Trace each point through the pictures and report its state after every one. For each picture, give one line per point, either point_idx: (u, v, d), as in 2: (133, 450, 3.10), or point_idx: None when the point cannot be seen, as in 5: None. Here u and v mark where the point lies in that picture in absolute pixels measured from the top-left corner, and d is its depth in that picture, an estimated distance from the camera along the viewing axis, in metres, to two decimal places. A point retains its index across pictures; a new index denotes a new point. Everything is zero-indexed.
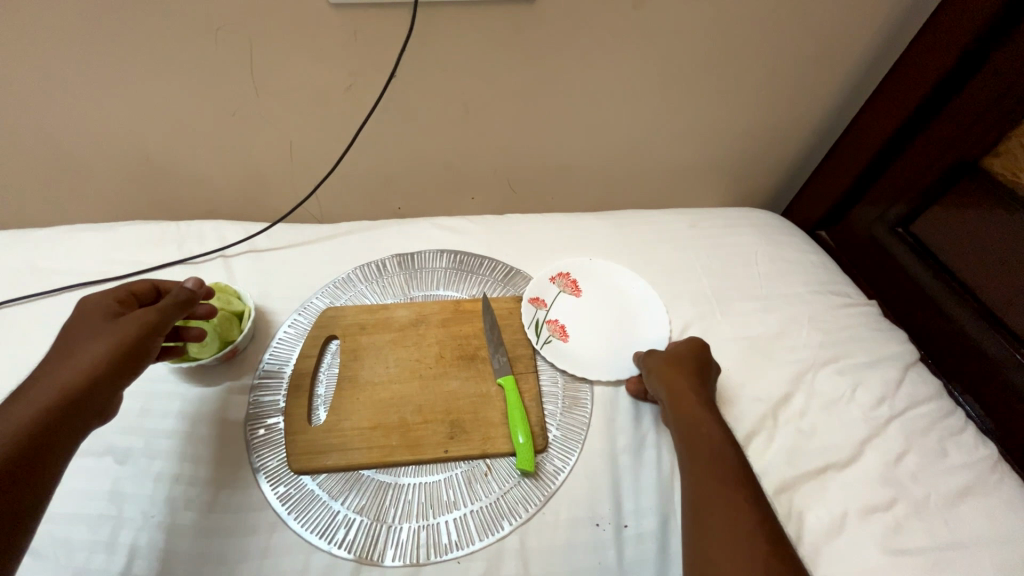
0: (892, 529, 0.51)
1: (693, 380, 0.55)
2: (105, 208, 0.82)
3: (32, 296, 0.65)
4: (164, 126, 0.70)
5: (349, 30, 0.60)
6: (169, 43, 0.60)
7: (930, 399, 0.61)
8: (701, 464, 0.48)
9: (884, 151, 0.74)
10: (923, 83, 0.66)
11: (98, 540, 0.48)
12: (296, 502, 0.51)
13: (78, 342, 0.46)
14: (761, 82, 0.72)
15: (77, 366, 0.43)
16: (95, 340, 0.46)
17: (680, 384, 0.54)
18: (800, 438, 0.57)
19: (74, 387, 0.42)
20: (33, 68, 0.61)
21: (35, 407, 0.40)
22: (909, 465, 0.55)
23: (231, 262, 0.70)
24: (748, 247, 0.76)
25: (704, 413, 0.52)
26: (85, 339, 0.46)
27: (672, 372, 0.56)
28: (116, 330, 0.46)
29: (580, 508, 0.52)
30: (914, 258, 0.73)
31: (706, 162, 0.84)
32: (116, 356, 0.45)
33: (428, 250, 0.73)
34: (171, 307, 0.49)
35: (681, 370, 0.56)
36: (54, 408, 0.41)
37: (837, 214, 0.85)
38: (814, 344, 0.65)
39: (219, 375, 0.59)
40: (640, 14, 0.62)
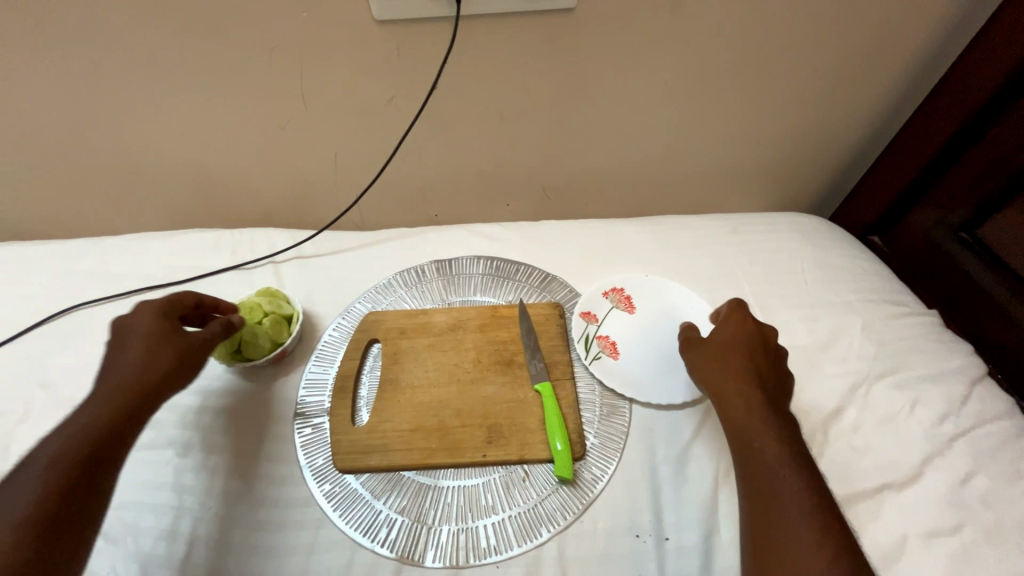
0: (959, 556, 0.47)
1: (743, 354, 0.52)
2: (166, 217, 0.88)
3: (105, 299, 0.70)
4: (221, 140, 0.74)
5: (393, 45, 0.62)
6: (229, 64, 0.64)
7: (1001, 417, 0.57)
8: (756, 458, 0.44)
9: (944, 150, 0.69)
10: (990, 79, 0.62)
11: (161, 528, 0.51)
12: (341, 500, 0.53)
13: (134, 349, 0.50)
14: (807, 84, 0.70)
15: (136, 376, 0.48)
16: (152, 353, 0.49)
17: (726, 359, 0.52)
18: (853, 455, 0.54)
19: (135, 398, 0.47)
20: (109, 89, 0.66)
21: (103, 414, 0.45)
22: (978, 488, 0.51)
23: (280, 268, 0.74)
24: (793, 253, 0.73)
25: (753, 388, 0.49)
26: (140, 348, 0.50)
27: (718, 347, 0.53)
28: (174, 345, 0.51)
29: (619, 519, 0.51)
30: (979, 265, 0.68)
31: (748, 165, 0.82)
32: (173, 371, 0.49)
33: (465, 257, 0.75)
34: (219, 329, 0.54)
35: (727, 344, 0.53)
36: (120, 415, 0.45)
37: (891, 218, 0.80)
38: (867, 355, 0.62)
39: (269, 375, 0.62)
40: (680, 18, 0.61)
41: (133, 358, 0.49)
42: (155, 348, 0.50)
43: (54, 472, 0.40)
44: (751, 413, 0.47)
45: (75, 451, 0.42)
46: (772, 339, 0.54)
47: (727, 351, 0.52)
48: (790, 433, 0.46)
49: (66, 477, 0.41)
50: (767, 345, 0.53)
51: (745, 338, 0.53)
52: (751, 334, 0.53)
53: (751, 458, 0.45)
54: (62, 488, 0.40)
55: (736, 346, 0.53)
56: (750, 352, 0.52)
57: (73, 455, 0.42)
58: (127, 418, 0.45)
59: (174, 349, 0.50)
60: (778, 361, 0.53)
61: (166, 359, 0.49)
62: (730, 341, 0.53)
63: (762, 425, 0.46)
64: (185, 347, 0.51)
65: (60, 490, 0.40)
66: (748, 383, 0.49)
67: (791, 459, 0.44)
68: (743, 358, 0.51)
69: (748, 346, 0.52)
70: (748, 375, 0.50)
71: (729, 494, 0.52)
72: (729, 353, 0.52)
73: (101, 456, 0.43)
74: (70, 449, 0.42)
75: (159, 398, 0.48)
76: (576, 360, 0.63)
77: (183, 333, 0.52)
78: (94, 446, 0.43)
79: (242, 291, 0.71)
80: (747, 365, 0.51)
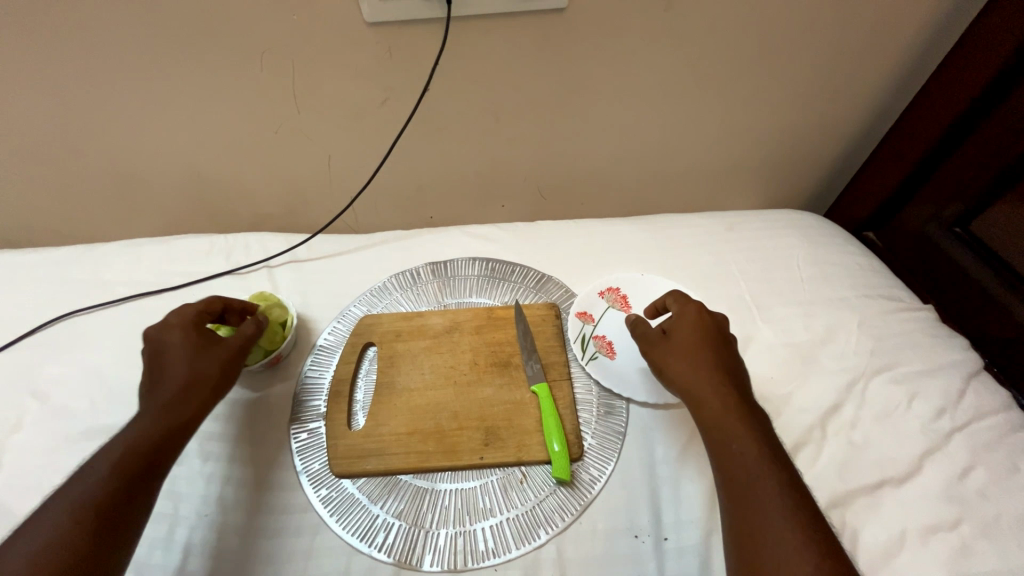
0: (957, 551, 0.47)
1: (705, 349, 0.51)
2: (160, 223, 0.88)
3: (97, 306, 0.70)
4: (213, 144, 0.74)
5: (384, 47, 0.62)
6: (220, 68, 0.64)
7: (998, 411, 0.57)
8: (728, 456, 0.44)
9: (936, 147, 0.70)
10: (981, 74, 0.62)
11: (156, 536, 0.51)
12: (337, 505, 0.53)
13: (177, 354, 0.52)
14: (799, 81, 0.70)
15: (178, 387, 0.50)
16: (194, 358, 0.52)
17: (688, 355, 0.51)
18: (851, 451, 0.54)
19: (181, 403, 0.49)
20: (100, 95, 0.66)
21: (153, 419, 0.47)
22: (976, 482, 0.51)
23: (274, 272, 0.73)
24: (788, 250, 0.73)
25: (717, 382, 0.49)
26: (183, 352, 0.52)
27: (678, 343, 0.53)
28: (216, 350, 0.53)
29: (618, 519, 0.51)
30: (974, 260, 0.68)
31: (742, 162, 0.82)
32: (215, 375, 0.52)
33: (461, 258, 0.74)
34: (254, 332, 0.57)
35: (688, 339, 0.53)
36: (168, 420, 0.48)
37: (886, 214, 0.81)
38: (863, 351, 0.62)
39: (264, 380, 0.61)
40: (671, 17, 0.61)
41: (178, 363, 0.52)
42: (196, 361, 0.52)
43: (106, 482, 0.43)
44: (720, 408, 0.47)
45: (128, 460, 0.44)
46: (724, 327, 0.54)
47: (687, 346, 0.52)
48: (758, 422, 0.46)
49: (116, 486, 0.43)
50: (723, 335, 0.53)
51: (703, 332, 0.53)
52: (707, 327, 0.54)
53: (724, 453, 0.45)
54: (113, 495, 0.42)
55: (697, 342, 0.52)
56: (709, 345, 0.52)
57: (122, 467, 0.44)
58: (170, 432, 0.48)
59: (215, 364, 0.52)
60: (733, 349, 0.53)
61: (210, 365, 0.52)
62: (687, 335, 0.53)
63: (731, 418, 0.46)
64: (226, 363, 0.53)
65: (110, 499, 0.42)
66: (712, 377, 0.49)
67: (762, 452, 0.44)
68: (705, 354, 0.51)
69: (708, 340, 0.52)
70: (711, 369, 0.50)
71: None
72: (690, 347, 0.52)
73: (146, 468, 0.45)
74: (119, 459, 0.44)
75: (200, 411, 0.50)
76: (573, 360, 0.63)
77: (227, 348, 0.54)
78: (139, 459, 0.45)
79: (237, 296, 0.71)
80: (706, 358, 0.51)
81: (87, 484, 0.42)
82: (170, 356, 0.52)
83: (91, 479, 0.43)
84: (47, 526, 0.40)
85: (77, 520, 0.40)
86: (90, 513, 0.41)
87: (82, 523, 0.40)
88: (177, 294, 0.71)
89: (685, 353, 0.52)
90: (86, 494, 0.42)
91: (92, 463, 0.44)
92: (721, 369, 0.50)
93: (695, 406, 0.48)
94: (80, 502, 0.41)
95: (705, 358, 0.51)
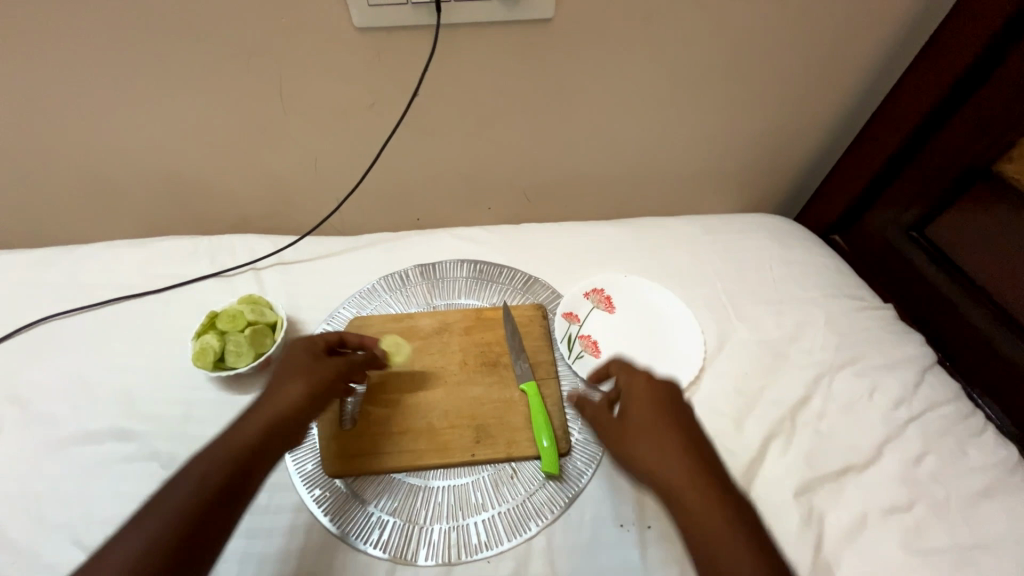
0: (913, 529, 0.52)
1: (657, 410, 0.49)
2: (139, 224, 0.86)
3: (76, 310, 0.68)
4: (197, 145, 0.73)
5: (374, 52, 0.63)
6: (206, 69, 0.63)
7: (948, 401, 0.61)
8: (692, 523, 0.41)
9: (896, 156, 0.75)
10: (936, 89, 0.67)
11: None
12: (331, 504, 0.53)
13: (281, 380, 0.51)
14: (772, 91, 0.74)
15: (271, 409, 0.48)
16: (292, 381, 0.51)
17: (642, 417, 0.49)
18: (819, 441, 0.58)
19: (269, 426, 0.47)
20: (80, 93, 0.65)
21: (241, 440, 0.45)
22: (929, 467, 0.56)
23: (261, 275, 0.73)
24: (761, 252, 0.77)
25: (675, 443, 0.46)
26: (287, 375, 0.51)
27: (630, 406, 0.50)
28: (313, 373, 0.52)
29: (605, 509, 0.53)
30: (927, 261, 0.74)
31: (719, 168, 0.86)
32: (305, 399, 0.50)
33: (449, 260, 0.76)
34: (348, 363, 0.55)
35: (640, 400, 0.50)
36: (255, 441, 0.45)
37: (849, 219, 0.86)
38: (830, 347, 0.66)
39: (254, 382, 0.62)
40: (652, 29, 0.64)
41: (279, 386, 0.50)
42: (291, 386, 0.50)
43: (185, 505, 0.40)
44: (680, 469, 0.44)
45: (212, 480, 0.41)
46: (675, 388, 0.52)
47: (640, 408, 0.50)
48: (722, 481, 0.43)
49: (195, 510, 0.40)
50: (674, 394, 0.51)
51: (653, 391, 0.51)
52: (657, 384, 0.52)
53: (692, 521, 0.41)
54: (191, 522, 0.39)
55: (646, 405, 0.50)
56: (662, 404, 0.50)
57: (205, 489, 0.41)
58: (257, 457, 0.45)
59: (307, 389, 0.50)
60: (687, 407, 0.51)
61: (304, 389, 0.50)
62: (636, 401, 0.51)
63: (693, 480, 0.43)
64: (321, 388, 0.51)
65: (186, 526, 0.39)
66: (669, 438, 0.46)
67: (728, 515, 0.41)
68: (656, 417, 0.48)
69: (659, 398, 0.50)
70: (665, 428, 0.47)
71: None
72: (644, 409, 0.49)
73: (228, 493, 0.42)
74: (205, 483, 0.41)
75: (288, 436, 0.48)
76: (559, 359, 0.65)
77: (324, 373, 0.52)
78: (222, 482, 0.42)
79: (223, 298, 0.71)
80: (659, 419, 0.48)
81: (167, 507, 0.39)
82: (274, 380, 0.51)
83: (175, 501, 0.40)
84: (121, 552, 0.37)
85: (150, 546, 0.37)
86: (165, 540, 0.38)
87: (154, 549, 0.37)
88: (161, 297, 0.70)
89: (639, 416, 0.49)
90: (164, 514, 0.39)
91: (174, 484, 0.41)
92: (678, 429, 0.47)
93: (655, 473, 0.45)
94: (159, 525, 0.38)
95: (659, 418, 0.48)
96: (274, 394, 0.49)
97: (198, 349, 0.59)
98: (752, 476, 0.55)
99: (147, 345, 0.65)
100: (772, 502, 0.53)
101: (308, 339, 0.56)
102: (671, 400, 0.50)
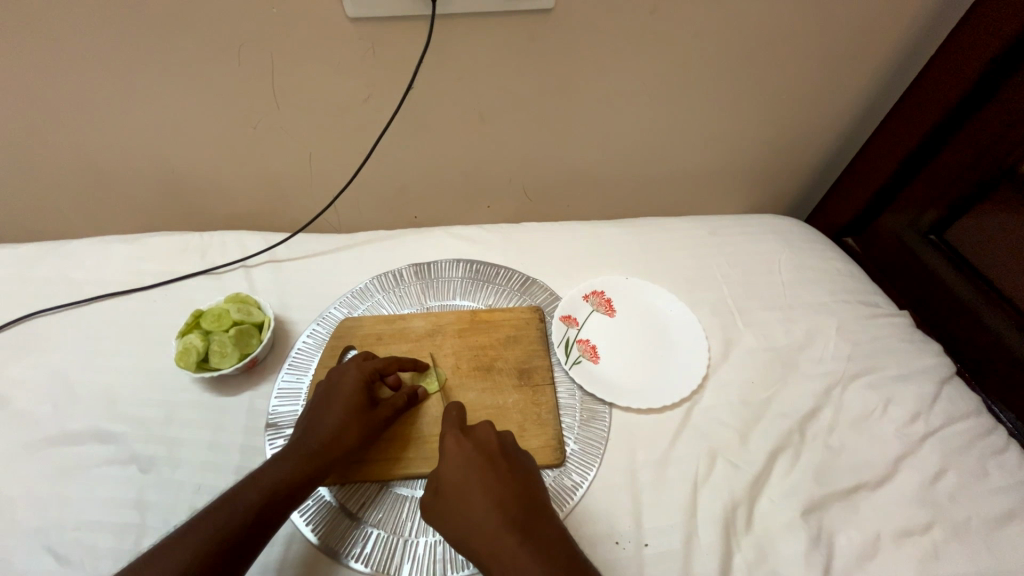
0: (929, 553, 0.48)
1: (483, 473, 0.44)
2: (132, 220, 0.84)
3: (63, 306, 0.67)
4: (189, 139, 0.71)
5: (368, 44, 0.61)
6: (195, 61, 0.62)
7: (968, 416, 0.58)
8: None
9: (914, 156, 0.71)
10: (957, 84, 0.64)
11: (120, 548, 0.49)
12: (314, 513, 0.51)
13: (332, 410, 0.51)
14: (783, 87, 0.71)
15: (319, 442, 0.49)
16: (343, 417, 0.51)
17: (466, 489, 0.43)
18: (829, 455, 0.55)
19: (315, 461, 0.48)
20: (67, 85, 0.64)
21: (289, 470, 0.47)
22: (947, 486, 0.53)
23: (251, 272, 0.71)
24: (770, 255, 0.74)
25: (501, 512, 0.41)
26: (340, 407, 0.51)
27: (455, 478, 0.44)
28: (366, 414, 0.52)
29: (600, 525, 0.50)
30: (946, 267, 0.70)
31: (727, 167, 0.82)
32: (352, 440, 0.50)
33: (445, 260, 0.73)
34: (401, 401, 0.54)
35: (461, 467, 0.45)
36: (300, 474, 0.47)
37: (863, 220, 0.82)
38: (841, 356, 0.62)
39: (240, 383, 0.60)
40: (657, 21, 0.61)
41: (331, 418, 0.51)
42: (342, 423, 0.51)
43: (229, 523, 0.42)
44: (509, 547, 0.39)
45: (253, 504, 0.44)
46: (487, 437, 0.48)
47: (466, 476, 0.44)
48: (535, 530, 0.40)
49: (232, 531, 0.42)
50: (491, 445, 0.47)
51: (478, 451, 0.46)
52: (482, 443, 0.47)
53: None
54: (233, 542, 0.41)
55: (457, 470, 0.45)
56: (484, 467, 0.45)
57: (252, 513, 0.43)
58: (296, 487, 0.46)
59: (356, 423, 0.51)
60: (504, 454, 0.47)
61: (355, 431, 0.51)
62: (450, 467, 0.45)
63: (524, 552, 0.38)
64: (369, 422, 0.52)
65: (224, 544, 0.41)
66: (496, 506, 0.42)
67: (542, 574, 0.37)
68: (468, 481, 0.44)
69: (483, 459, 0.45)
70: (494, 493, 0.43)
71: (708, 497, 0.52)
72: (469, 480, 0.44)
73: (265, 518, 0.44)
74: (249, 505, 0.44)
75: (327, 473, 0.49)
76: (556, 364, 0.63)
77: (372, 407, 0.53)
78: (268, 507, 0.44)
79: (212, 297, 0.69)
80: (471, 482, 0.44)
81: (212, 523, 0.42)
82: (329, 402, 0.52)
83: (219, 517, 0.42)
84: (166, 557, 0.39)
85: (190, 558, 0.39)
86: (202, 554, 0.40)
87: (191, 561, 0.39)
88: (149, 294, 0.69)
89: (466, 489, 0.43)
90: (209, 529, 0.41)
91: (228, 499, 0.44)
92: (506, 492, 0.43)
93: (490, 558, 0.39)
94: (203, 537, 0.41)
95: (483, 483, 0.43)
96: (324, 426, 0.50)
97: (181, 348, 0.58)
98: (757, 492, 0.52)
99: (132, 344, 0.64)
100: (778, 521, 0.50)
101: (363, 359, 0.56)
102: (481, 453, 0.46)
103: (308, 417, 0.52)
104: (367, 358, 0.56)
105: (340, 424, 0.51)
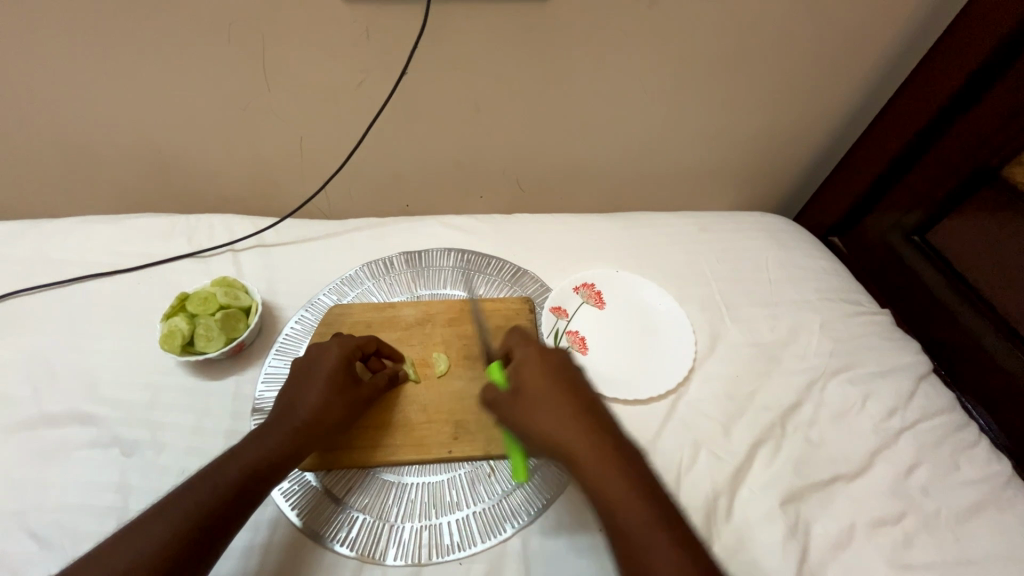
0: (900, 543, 0.50)
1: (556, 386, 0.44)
2: (116, 201, 0.83)
3: (42, 287, 0.65)
4: (177, 119, 0.70)
5: (362, 28, 0.60)
6: (183, 40, 0.60)
7: (943, 411, 0.60)
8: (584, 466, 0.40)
9: (901, 158, 0.73)
10: (944, 87, 0.65)
11: (102, 530, 0.48)
12: (300, 498, 0.51)
13: (309, 386, 0.51)
14: (775, 85, 0.71)
15: (303, 420, 0.49)
16: (323, 395, 0.50)
17: (542, 388, 0.44)
18: (809, 447, 0.56)
19: (296, 438, 0.48)
20: (47, 60, 0.62)
21: (268, 446, 0.47)
22: (920, 478, 0.54)
23: (239, 257, 0.70)
24: (758, 252, 0.75)
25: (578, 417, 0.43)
26: (319, 384, 0.51)
27: (525, 390, 0.45)
28: (347, 393, 0.52)
29: (584, 512, 0.51)
30: (927, 265, 0.72)
31: (718, 164, 0.83)
32: (333, 418, 0.50)
33: (436, 249, 0.73)
34: (381, 382, 0.55)
35: (534, 371, 0.45)
36: (283, 450, 0.47)
37: (850, 221, 0.84)
38: (824, 353, 0.64)
39: (226, 368, 0.59)
40: (654, 15, 0.61)
41: (313, 395, 0.50)
42: (323, 400, 0.50)
43: (208, 500, 0.42)
44: (584, 433, 0.42)
45: (233, 481, 0.43)
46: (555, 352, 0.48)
47: (537, 394, 0.44)
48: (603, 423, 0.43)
49: (211, 508, 0.42)
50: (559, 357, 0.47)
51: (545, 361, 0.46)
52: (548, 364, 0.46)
53: (602, 485, 0.39)
54: (214, 517, 0.41)
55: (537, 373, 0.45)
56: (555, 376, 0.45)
57: (234, 489, 0.43)
58: (277, 464, 0.46)
59: (339, 400, 0.51)
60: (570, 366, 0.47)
61: (338, 409, 0.51)
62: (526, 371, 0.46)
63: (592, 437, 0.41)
64: (352, 401, 0.52)
65: (206, 520, 0.41)
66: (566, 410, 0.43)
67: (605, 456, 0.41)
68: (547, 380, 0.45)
69: (554, 367, 0.46)
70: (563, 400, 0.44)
71: (690, 486, 0.53)
72: (547, 388, 0.44)
73: (245, 497, 0.43)
74: (229, 483, 0.43)
75: (311, 449, 0.49)
76: None
77: (356, 385, 0.53)
78: (249, 484, 0.44)
79: (198, 280, 0.68)
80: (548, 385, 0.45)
81: (192, 499, 0.41)
82: (309, 380, 0.51)
83: (199, 496, 0.42)
84: (145, 534, 0.39)
85: (170, 532, 0.39)
86: (182, 530, 0.40)
87: (171, 539, 0.39)
88: (132, 276, 0.67)
89: (533, 393, 0.44)
90: (188, 505, 0.41)
91: (207, 475, 0.43)
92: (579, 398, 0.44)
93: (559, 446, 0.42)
94: (181, 514, 0.40)
95: (557, 387, 0.44)
96: (304, 402, 0.50)
97: (166, 331, 0.57)
98: (739, 482, 0.53)
99: (116, 327, 0.62)
100: (758, 510, 0.51)
101: (345, 336, 0.56)
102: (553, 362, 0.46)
103: (289, 393, 0.51)
104: (346, 337, 0.55)
105: (322, 402, 0.50)
